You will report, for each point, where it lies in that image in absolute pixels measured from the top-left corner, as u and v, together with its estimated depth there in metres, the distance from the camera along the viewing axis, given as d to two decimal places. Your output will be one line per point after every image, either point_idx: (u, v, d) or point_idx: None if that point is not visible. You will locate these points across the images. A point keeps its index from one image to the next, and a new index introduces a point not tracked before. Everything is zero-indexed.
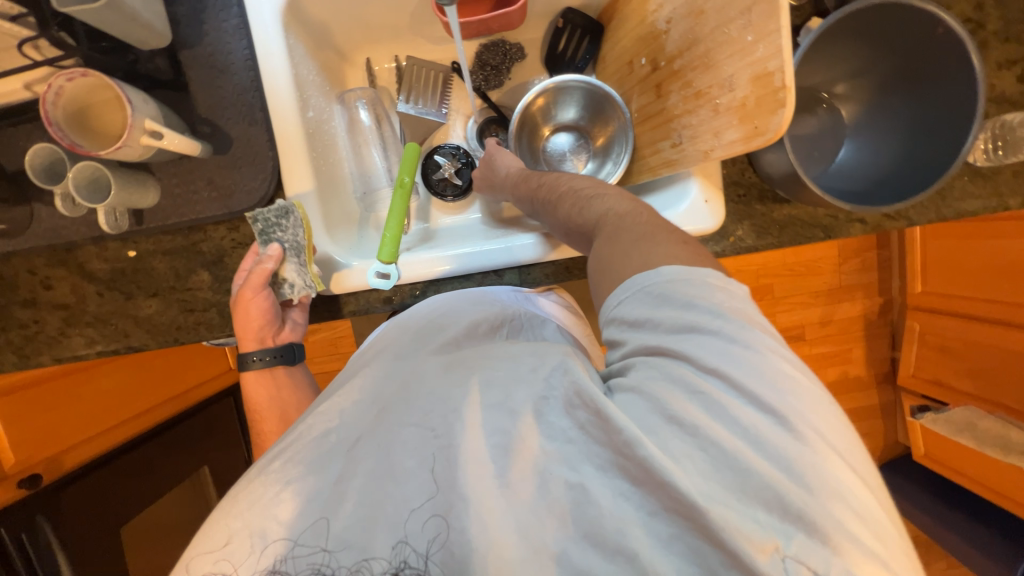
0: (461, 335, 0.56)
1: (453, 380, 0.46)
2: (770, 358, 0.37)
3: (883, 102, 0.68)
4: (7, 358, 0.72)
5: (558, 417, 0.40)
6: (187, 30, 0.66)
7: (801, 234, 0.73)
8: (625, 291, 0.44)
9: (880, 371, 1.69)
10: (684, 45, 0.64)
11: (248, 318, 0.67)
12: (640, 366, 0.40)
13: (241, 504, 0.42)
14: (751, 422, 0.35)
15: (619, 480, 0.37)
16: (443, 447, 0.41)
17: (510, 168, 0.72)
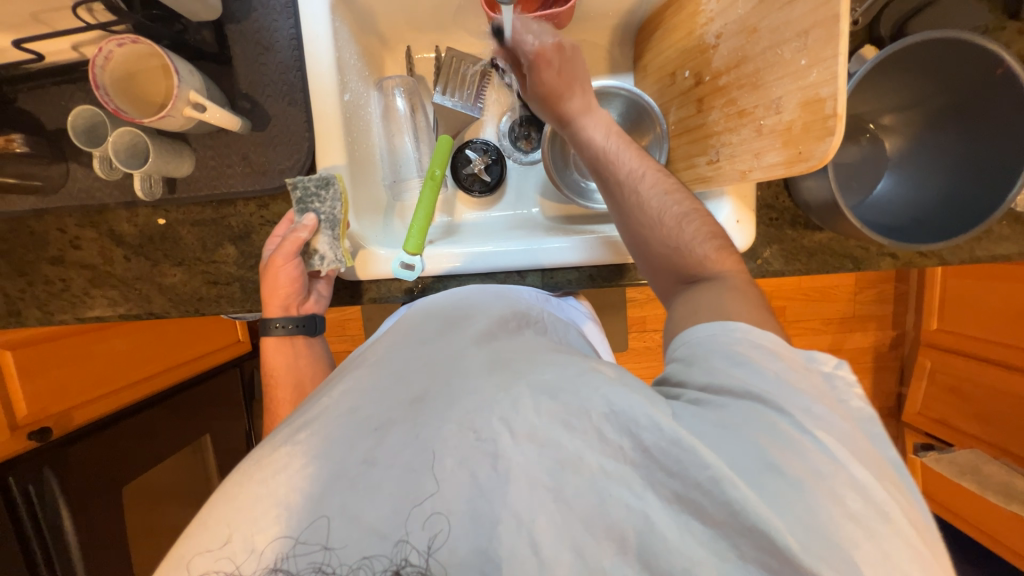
0: (494, 327, 0.57)
1: (499, 381, 0.47)
2: (850, 425, 0.41)
3: (929, 136, 0.67)
4: (31, 313, 0.73)
5: (620, 437, 0.42)
6: (235, 3, 0.65)
7: (830, 263, 0.72)
8: (721, 326, 0.48)
9: (886, 405, 1.67)
10: (732, 62, 0.63)
11: (276, 284, 0.67)
12: (719, 402, 0.43)
13: (264, 471, 0.43)
14: (849, 480, 0.37)
15: (687, 516, 0.39)
16: (486, 452, 0.42)
17: (598, 136, 0.66)
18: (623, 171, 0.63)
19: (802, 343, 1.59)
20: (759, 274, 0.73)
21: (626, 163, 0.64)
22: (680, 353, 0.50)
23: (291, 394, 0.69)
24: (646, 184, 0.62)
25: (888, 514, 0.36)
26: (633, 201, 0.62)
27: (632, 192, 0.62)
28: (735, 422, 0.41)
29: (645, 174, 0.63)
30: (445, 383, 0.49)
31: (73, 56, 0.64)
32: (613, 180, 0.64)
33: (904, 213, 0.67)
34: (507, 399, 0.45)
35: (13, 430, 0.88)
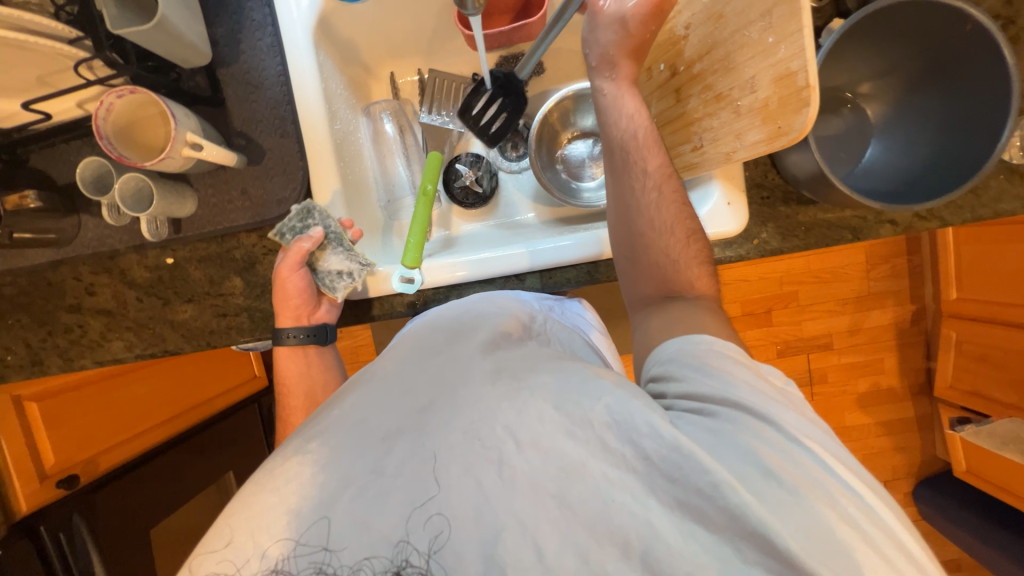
0: (498, 338, 0.57)
1: (501, 389, 0.47)
2: (827, 436, 0.45)
3: (912, 99, 0.67)
4: (53, 361, 0.75)
5: (623, 445, 0.43)
6: (225, 48, 0.69)
7: (828, 235, 0.71)
8: (689, 339, 0.52)
9: (915, 382, 1.62)
10: (703, 49, 0.64)
11: (285, 296, 0.69)
12: (703, 410, 0.46)
13: (277, 479, 0.45)
14: (834, 485, 0.41)
15: (685, 520, 0.40)
16: (491, 459, 0.43)
17: (635, 128, 0.62)
18: (654, 166, 0.61)
19: (818, 326, 1.56)
20: (758, 254, 0.73)
21: (655, 160, 0.61)
22: (660, 365, 0.52)
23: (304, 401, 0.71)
24: (666, 191, 0.61)
25: (870, 514, 0.40)
26: (650, 199, 0.61)
27: (652, 190, 0.61)
28: (717, 428, 0.44)
29: (668, 177, 0.61)
30: (449, 391, 0.50)
31: (79, 113, 0.68)
32: (639, 170, 0.61)
33: (897, 177, 0.67)
34: (514, 408, 0.45)
35: (41, 480, 0.90)
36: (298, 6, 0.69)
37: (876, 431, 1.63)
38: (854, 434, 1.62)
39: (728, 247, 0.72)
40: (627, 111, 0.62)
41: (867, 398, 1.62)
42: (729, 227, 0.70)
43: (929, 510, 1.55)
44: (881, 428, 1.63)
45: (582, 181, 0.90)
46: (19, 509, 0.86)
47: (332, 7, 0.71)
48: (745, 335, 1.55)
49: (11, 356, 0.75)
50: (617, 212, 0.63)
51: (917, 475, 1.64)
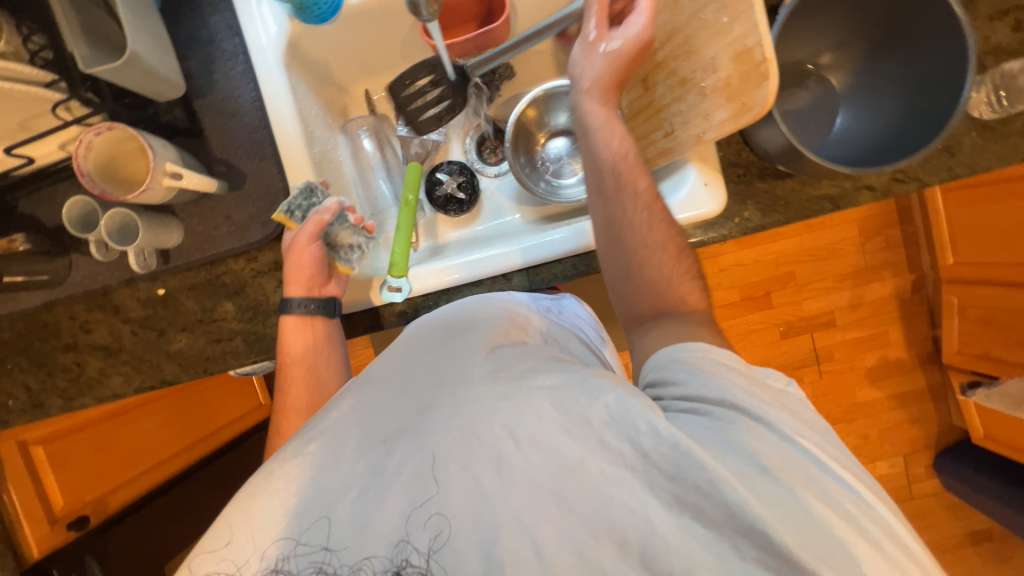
0: (497, 338, 0.56)
1: (500, 391, 0.47)
2: (826, 438, 0.45)
3: (872, 66, 0.68)
4: (53, 402, 0.76)
5: (620, 442, 0.42)
6: (199, 80, 0.71)
7: (807, 207, 0.72)
8: (681, 349, 0.50)
9: (923, 351, 1.60)
10: (664, 36, 0.65)
11: (301, 266, 0.69)
12: (698, 415, 0.45)
13: (276, 481, 0.46)
14: (833, 486, 0.41)
15: (685, 518, 0.40)
16: (489, 457, 0.43)
17: (621, 151, 0.61)
18: (644, 186, 0.60)
19: (819, 304, 1.55)
20: (740, 233, 0.73)
21: (643, 182, 0.60)
22: (654, 376, 0.51)
23: (304, 373, 0.70)
24: (655, 214, 0.60)
25: (870, 512, 0.40)
26: (641, 218, 0.59)
27: (643, 209, 0.60)
28: (711, 430, 0.44)
29: (656, 198, 0.60)
30: (446, 391, 0.50)
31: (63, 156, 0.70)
32: (630, 190, 0.60)
33: (868, 143, 0.68)
34: (512, 408, 0.45)
35: (52, 523, 0.90)
36: (268, 34, 0.71)
37: (890, 405, 1.61)
38: (867, 409, 1.60)
39: (710, 228, 0.73)
40: (612, 134, 0.62)
41: (876, 371, 1.60)
42: (708, 208, 0.70)
43: (952, 480, 1.52)
44: (894, 402, 1.61)
45: (563, 179, 0.91)
46: (31, 555, 0.87)
47: (300, 30, 0.72)
48: (746, 320, 1.55)
49: (12, 400, 0.76)
50: (604, 232, 0.61)
51: (935, 445, 1.62)
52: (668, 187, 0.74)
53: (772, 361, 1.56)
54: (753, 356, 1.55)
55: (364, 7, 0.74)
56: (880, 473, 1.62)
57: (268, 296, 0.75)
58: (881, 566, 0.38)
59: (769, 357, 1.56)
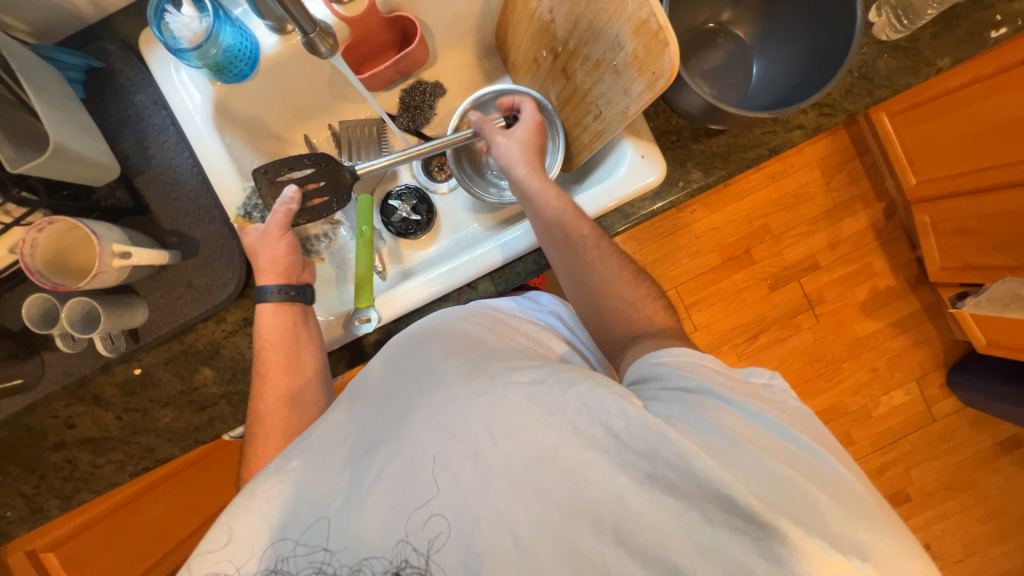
0: (474, 339, 0.55)
1: (474, 388, 0.46)
2: (797, 418, 0.47)
3: (774, 12, 0.70)
4: (52, 503, 0.75)
5: (593, 426, 0.43)
6: (135, 158, 0.72)
7: (745, 158, 0.73)
8: (665, 351, 0.52)
9: (910, 274, 1.62)
10: (571, 25, 0.67)
11: (277, 255, 0.69)
12: (679, 393, 0.47)
13: (261, 499, 0.46)
14: (799, 457, 0.43)
15: (658, 493, 0.40)
16: (467, 453, 0.43)
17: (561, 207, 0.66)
18: (588, 230, 0.65)
19: (799, 250, 1.57)
20: (688, 196, 0.74)
21: (587, 228, 0.65)
22: (636, 374, 0.53)
23: (280, 355, 0.66)
24: (603, 251, 0.65)
25: (837, 480, 0.42)
26: (593, 257, 0.65)
27: (593, 249, 0.65)
28: (686, 411, 0.45)
29: (602, 239, 0.66)
30: (422, 394, 0.48)
31: None
32: (577, 238, 0.64)
33: (788, 84, 0.69)
34: (486, 404, 0.44)
35: None
36: (194, 101, 0.72)
37: (890, 333, 1.62)
38: (870, 342, 1.61)
39: (658, 197, 0.74)
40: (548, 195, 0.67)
41: (869, 303, 1.61)
42: (649, 178, 0.71)
43: (966, 394, 1.52)
44: (893, 329, 1.62)
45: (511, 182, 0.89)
46: None
47: (224, 91, 0.73)
48: (731, 279, 1.56)
49: (10, 510, 0.76)
50: (570, 282, 0.66)
51: (943, 363, 1.63)
52: (610, 166, 0.75)
53: (764, 315, 1.57)
54: (742, 314, 1.57)
55: (279, 56, 0.75)
56: (897, 402, 1.62)
57: (244, 353, 0.75)
58: (846, 523, 0.39)
59: (761, 312, 1.57)
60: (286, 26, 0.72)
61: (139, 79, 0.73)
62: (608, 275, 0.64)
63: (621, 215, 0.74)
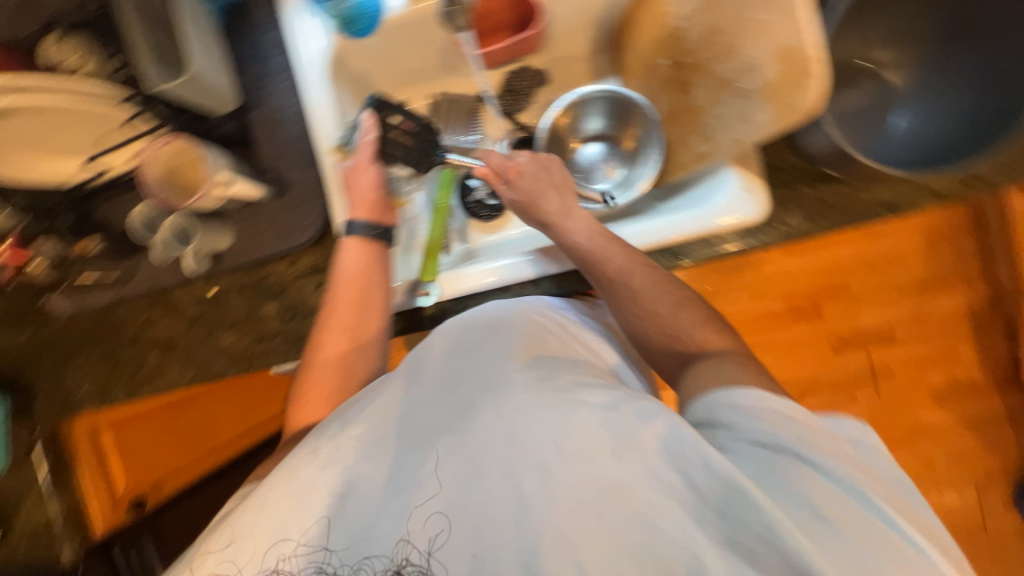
0: (532, 343, 0.54)
1: (545, 400, 0.47)
2: (892, 490, 0.43)
3: (943, 61, 0.65)
4: (118, 391, 0.83)
5: (672, 473, 0.42)
6: (251, 94, 0.76)
7: (859, 215, 0.67)
8: (739, 392, 0.47)
9: (1001, 371, 1.44)
10: (704, 40, 0.66)
11: (363, 190, 0.72)
12: (755, 448, 0.44)
13: (282, 484, 0.50)
14: (898, 542, 0.39)
15: (734, 557, 0.39)
16: (535, 468, 0.44)
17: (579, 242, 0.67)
18: (615, 263, 0.65)
19: (876, 317, 1.43)
20: (783, 241, 0.69)
21: (615, 260, 0.65)
22: (701, 415, 0.49)
23: (353, 291, 0.68)
24: (637, 278, 0.64)
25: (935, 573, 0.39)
26: (624, 295, 0.64)
27: (623, 286, 0.64)
28: (774, 465, 0.42)
29: (637, 266, 0.65)
30: (486, 392, 0.50)
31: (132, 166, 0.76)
32: (600, 274, 0.65)
33: (927, 143, 0.62)
34: (554, 419, 0.46)
35: (114, 502, 1.03)
36: (314, 49, 0.75)
37: (960, 429, 1.45)
38: (933, 432, 1.45)
39: (750, 236, 0.69)
40: (572, 229, 0.68)
41: (944, 392, 1.45)
42: (750, 213, 0.67)
43: None
44: (965, 425, 1.45)
45: (593, 182, 0.87)
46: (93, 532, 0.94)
47: (344, 45, 0.75)
48: (793, 331, 1.45)
49: (84, 387, 0.84)
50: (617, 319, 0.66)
51: (1014, 477, 1.45)
52: (706, 191, 0.71)
53: (821, 377, 1.45)
54: (798, 371, 1.45)
55: (403, 20, 0.76)
56: (946, 503, 1.47)
57: (308, 297, 0.79)
58: None
59: (818, 372, 1.45)
60: None
61: (270, 19, 0.76)
62: (674, 305, 0.63)
63: (707, 245, 0.70)
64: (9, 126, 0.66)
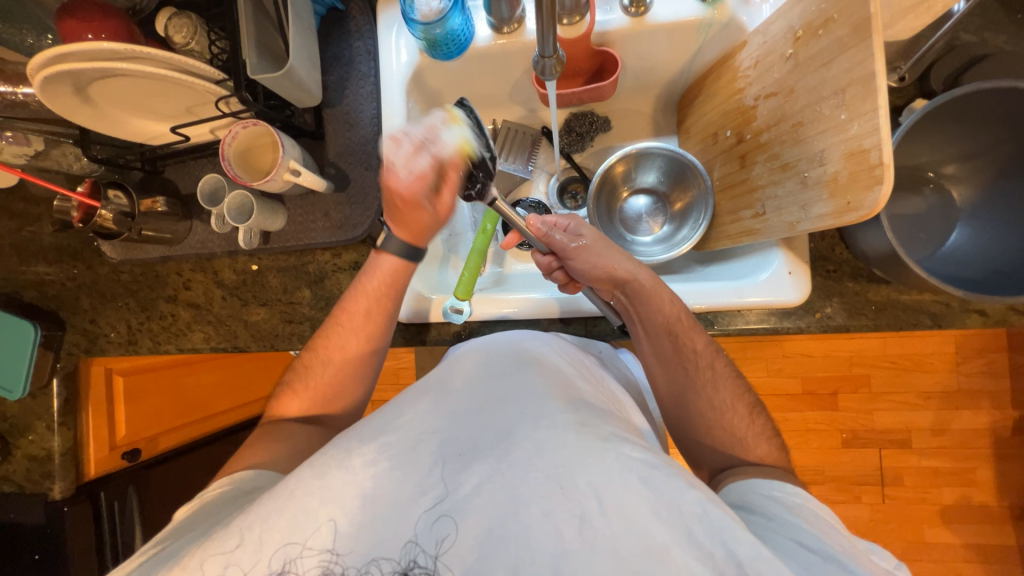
0: (579, 392, 0.59)
1: (587, 447, 0.49)
2: None
3: (1001, 186, 0.66)
4: (145, 342, 0.86)
5: (713, 543, 0.43)
6: (333, 93, 0.80)
7: (902, 318, 0.68)
8: (778, 487, 0.55)
9: (1019, 504, 1.35)
10: (772, 120, 0.65)
11: (412, 209, 0.67)
12: (798, 544, 0.47)
13: (313, 483, 0.48)
14: None
15: None
16: (575, 514, 0.45)
17: (665, 311, 0.67)
18: (701, 346, 0.67)
19: (892, 419, 1.38)
20: (819, 328, 0.70)
21: (700, 340, 0.67)
22: (743, 499, 0.56)
23: (374, 304, 0.70)
24: (719, 365, 0.67)
25: None
26: (705, 378, 0.66)
27: (706, 368, 0.67)
28: (822, 566, 0.45)
29: (715, 353, 0.68)
30: (527, 425, 0.52)
31: (210, 137, 0.80)
32: (688, 351, 0.67)
33: (982, 264, 0.66)
34: (598, 467, 0.47)
35: (113, 449, 1.00)
36: (399, 62, 0.79)
37: (964, 556, 1.37)
38: (934, 552, 1.38)
39: (786, 318, 0.70)
40: (657, 298, 0.68)
41: (954, 513, 1.37)
42: (790, 296, 0.68)
43: None
44: (969, 553, 1.37)
45: (638, 235, 0.92)
46: (88, 473, 0.93)
47: (427, 63, 0.79)
48: (804, 416, 1.41)
49: (114, 333, 0.87)
50: (669, 399, 0.68)
51: None
52: (750, 267, 0.73)
53: (826, 468, 1.40)
54: (804, 458, 1.40)
55: (487, 50, 0.78)
56: None
57: (341, 291, 0.81)
58: None
59: (823, 463, 1.40)
60: (504, 27, 0.76)
61: (365, 28, 0.81)
62: (697, 378, 0.66)
63: (740, 317, 0.71)
64: (109, 89, 0.69)
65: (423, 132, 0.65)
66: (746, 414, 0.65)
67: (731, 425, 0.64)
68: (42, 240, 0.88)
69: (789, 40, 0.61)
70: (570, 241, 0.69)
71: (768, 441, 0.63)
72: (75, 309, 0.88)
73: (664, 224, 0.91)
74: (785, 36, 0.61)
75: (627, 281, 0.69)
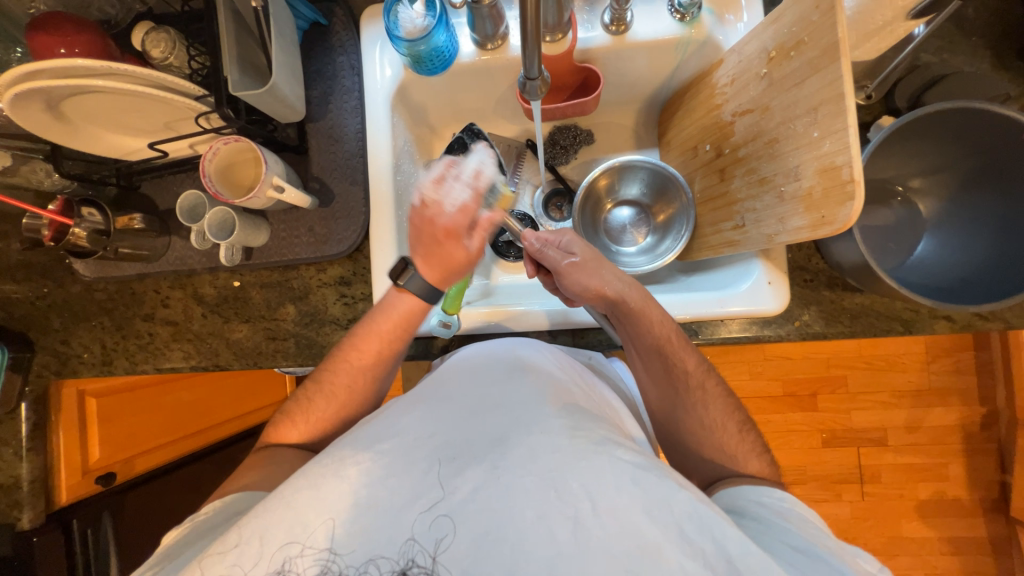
0: (573, 398, 0.59)
1: (580, 451, 0.49)
2: None
3: (964, 198, 0.69)
4: (120, 362, 0.83)
5: (704, 540, 0.44)
6: (317, 107, 0.80)
7: (875, 325, 0.70)
8: (768, 493, 0.58)
9: (988, 498, 1.40)
10: (749, 135, 0.67)
11: (439, 248, 0.64)
12: (789, 547, 0.49)
13: (309, 494, 0.48)
14: None
15: None
16: (569, 516, 0.45)
17: (655, 330, 0.67)
18: (692, 366, 0.67)
19: (868, 418, 1.43)
20: (799, 336, 0.72)
21: (690, 359, 0.68)
22: (735, 504, 0.58)
23: (387, 345, 0.69)
24: (708, 385, 0.68)
25: None
26: (695, 398, 0.67)
27: (696, 389, 0.68)
28: (806, 564, 0.47)
29: (706, 373, 0.68)
30: (521, 430, 0.53)
31: (189, 152, 0.79)
32: (679, 371, 0.67)
33: (949, 271, 0.69)
34: (592, 469, 0.48)
35: (86, 474, 0.94)
36: (382, 76, 0.78)
37: (940, 549, 1.42)
38: (911, 547, 1.42)
39: (766, 326, 0.72)
40: (648, 317, 0.67)
41: (928, 507, 1.42)
42: (770, 306, 0.70)
43: None
44: (945, 545, 1.42)
45: (623, 246, 0.93)
46: (59, 500, 0.89)
47: (412, 78, 0.79)
48: (786, 418, 1.44)
49: (87, 353, 0.83)
50: (659, 414, 0.70)
51: None
52: (733, 276, 0.74)
53: (807, 468, 1.44)
54: (787, 459, 1.43)
55: (471, 66, 0.79)
56: None
57: (327, 306, 0.80)
58: None
59: (805, 463, 1.44)
60: (488, 43, 0.76)
61: (349, 43, 0.81)
62: (685, 394, 0.68)
63: (723, 326, 0.74)
64: (83, 105, 0.67)
65: (460, 170, 0.64)
66: (732, 423, 0.66)
67: (716, 433, 0.66)
68: (9, 258, 0.85)
69: (763, 59, 0.63)
70: (564, 262, 0.68)
71: (758, 454, 0.65)
72: (45, 328, 0.84)
73: (647, 235, 0.92)
74: (759, 56, 0.64)
75: (617, 301, 0.68)
